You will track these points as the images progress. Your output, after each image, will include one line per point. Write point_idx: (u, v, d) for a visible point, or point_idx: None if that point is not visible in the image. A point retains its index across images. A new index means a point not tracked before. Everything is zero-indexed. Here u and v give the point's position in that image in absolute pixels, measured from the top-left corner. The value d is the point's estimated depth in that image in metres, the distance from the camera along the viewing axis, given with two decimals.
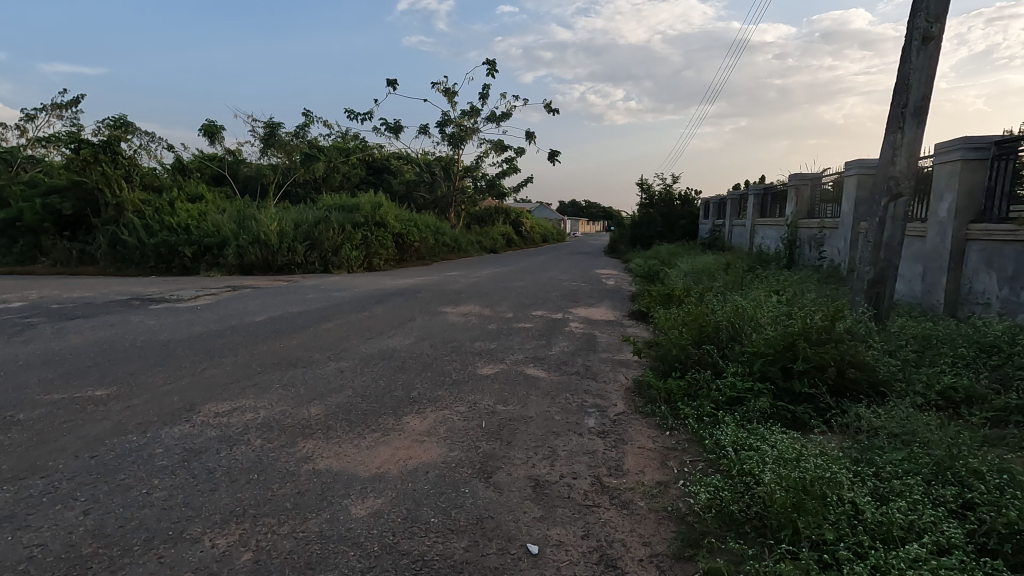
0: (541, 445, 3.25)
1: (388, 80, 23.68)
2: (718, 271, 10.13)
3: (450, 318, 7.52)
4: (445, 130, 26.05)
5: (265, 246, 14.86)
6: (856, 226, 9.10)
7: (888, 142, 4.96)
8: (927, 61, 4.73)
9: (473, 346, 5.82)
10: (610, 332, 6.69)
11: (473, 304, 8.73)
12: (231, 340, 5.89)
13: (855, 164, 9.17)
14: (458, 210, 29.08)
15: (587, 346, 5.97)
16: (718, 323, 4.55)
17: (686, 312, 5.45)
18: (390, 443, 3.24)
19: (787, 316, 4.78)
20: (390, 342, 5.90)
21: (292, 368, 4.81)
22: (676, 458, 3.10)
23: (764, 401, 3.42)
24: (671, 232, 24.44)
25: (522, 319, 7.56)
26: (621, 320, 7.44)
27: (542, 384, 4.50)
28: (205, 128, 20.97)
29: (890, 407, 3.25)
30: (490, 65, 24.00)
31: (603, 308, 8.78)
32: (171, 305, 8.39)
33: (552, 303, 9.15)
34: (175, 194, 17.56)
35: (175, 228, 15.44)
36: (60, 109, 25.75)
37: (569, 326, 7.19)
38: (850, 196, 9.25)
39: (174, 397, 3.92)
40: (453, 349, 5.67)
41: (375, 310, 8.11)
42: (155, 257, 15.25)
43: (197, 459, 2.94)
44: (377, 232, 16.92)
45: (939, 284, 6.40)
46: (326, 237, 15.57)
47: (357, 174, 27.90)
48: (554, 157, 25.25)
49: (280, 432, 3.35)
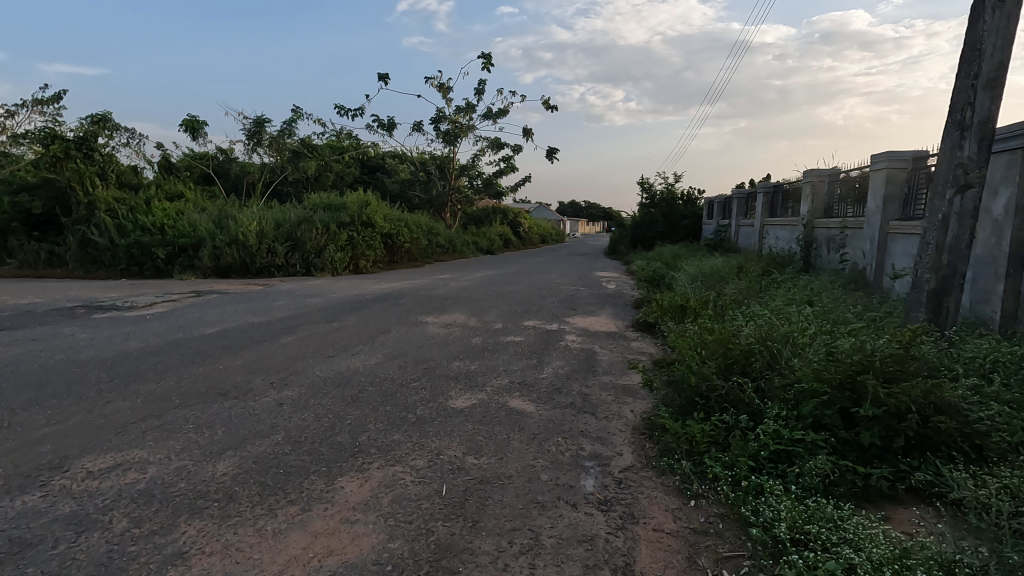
0: (518, 529, 2.33)
1: (381, 75, 22.84)
2: (729, 275, 9.21)
3: (429, 330, 6.62)
4: (440, 127, 25.16)
5: (243, 247, 13.96)
6: (885, 225, 8.18)
7: (954, 121, 4.05)
8: (1005, 21, 3.81)
9: (450, 367, 4.90)
10: (612, 350, 5.76)
11: (458, 313, 7.84)
12: (165, 360, 4.98)
13: (884, 156, 8.27)
14: (454, 210, 28.15)
15: (585, 367, 5.03)
16: (747, 344, 3.65)
17: (705, 328, 4.55)
18: (307, 525, 2.31)
19: (832, 338, 3.86)
20: (352, 363, 4.98)
21: (220, 400, 3.89)
22: (710, 553, 2.20)
23: (824, 462, 2.52)
24: (673, 233, 23.56)
25: (511, 331, 6.64)
26: (625, 334, 6.52)
27: (527, 423, 3.58)
28: (188, 123, 20.10)
29: (1005, 477, 2.36)
30: (486, 58, 23.15)
31: (603, 316, 7.88)
32: (118, 314, 7.46)
33: (547, 311, 8.22)
34: (153, 193, 16.69)
35: (149, 228, 14.56)
36: (41, 105, 24.77)
37: (565, 340, 6.26)
38: (878, 193, 8.35)
39: (44, 448, 3.00)
40: (426, 371, 4.75)
41: (348, 320, 7.21)
42: (126, 259, 14.34)
43: (13, 564, 2.02)
44: (364, 233, 15.99)
45: (995, 292, 5.46)
46: (309, 238, 14.67)
47: (350, 172, 26.98)
48: (552, 155, 24.36)
49: (158, 508, 2.42)
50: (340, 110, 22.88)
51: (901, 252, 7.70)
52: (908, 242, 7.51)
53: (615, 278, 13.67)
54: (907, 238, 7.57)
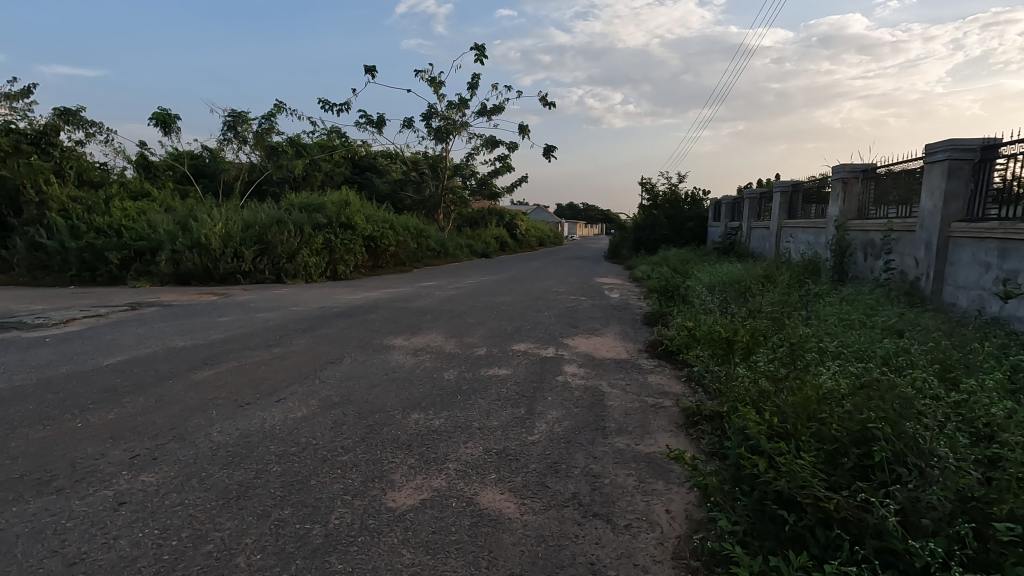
0: None
1: (367, 68, 21.53)
2: (753, 286, 7.88)
3: (391, 359, 5.24)
4: (431, 124, 23.80)
5: (205, 251, 12.63)
6: (947, 227, 6.84)
7: None
8: None
9: (402, 426, 3.49)
10: (625, 391, 4.35)
11: (433, 333, 6.47)
12: (10, 413, 3.59)
13: (945, 145, 6.93)
14: (448, 212, 26.74)
15: (591, 423, 3.63)
16: (859, 415, 2.31)
17: (767, 377, 3.20)
18: None
19: (979, 410, 2.53)
20: (264, 419, 3.57)
21: (27, 498, 2.49)
22: None
23: None
24: (678, 236, 22.26)
25: (494, 361, 5.24)
26: (638, 365, 5.14)
27: (504, 547, 2.21)
28: (159, 117, 18.66)
29: None
30: (479, 50, 21.84)
31: (608, 336, 6.53)
32: (15, 336, 6.07)
33: (541, 330, 6.81)
34: (114, 192, 15.33)
35: (104, 229, 13.19)
36: (12, 100, 23.32)
37: (563, 374, 4.86)
38: (935, 189, 7.01)
39: None
40: (365, 434, 3.34)
41: (295, 345, 5.81)
42: (78, 264, 12.98)
43: None
44: (343, 234, 14.60)
45: None
46: (280, 241, 13.27)
47: (340, 172, 25.58)
48: (550, 153, 22.99)
49: None
50: (324, 106, 21.60)
51: (969, 261, 6.40)
52: (982, 249, 6.18)
53: (618, 286, 12.32)
54: (978, 243, 6.26)
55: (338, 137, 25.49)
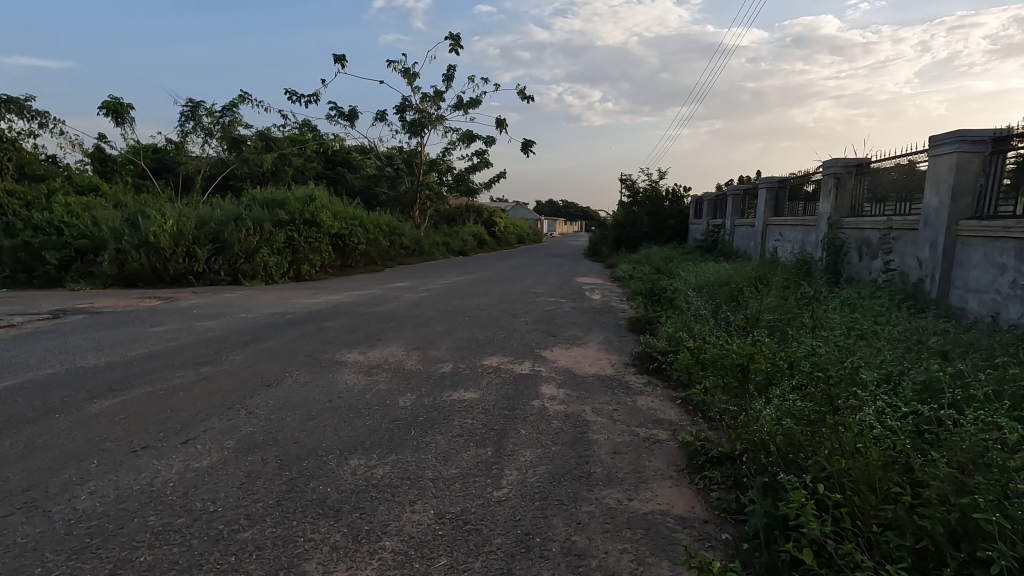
0: None
1: (336, 57, 20.52)
2: (745, 289, 7.29)
3: (339, 381, 4.46)
4: (405, 117, 22.88)
5: (153, 251, 11.64)
6: (955, 224, 6.30)
7: None
8: None
9: (335, 478, 2.75)
10: (612, 419, 3.66)
11: (393, 346, 5.70)
12: None
13: (953, 135, 6.35)
14: (424, 209, 25.83)
15: (574, 468, 2.94)
16: (948, 492, 1.65)
17: (794, 417, 2.56)
18: None
19: None
20: (157, 472, 2.79)
21: None
22: None
23: None
24: (659, 233, 21.70)
25: (460, 382, 4.51)
26: (626, 383, 4.45)
27: None
28: (110, 106, 17.45)
29: None
30: (454, 40, 20.96)
31: (590, 346, 5.85)
32: None
33: (516, 340, 6.10)
34: (57, 185, 14.18)
35: (42, 226, 12.09)
36: None
37: (540, 397, 4.14)
38: (942, 184, 6.47)
39: None
40: (284, 493, 2.59)
41: (229, 362, 4.98)
42: (12, 265, 11.87)
43: None
44: (307, 232, 13.69)
45: None
46: (236, 239, 12.33)
47: (311, 167, 24.52)
48: (529, 148, 22.23)
49: None
50: (292, 97, 20.55)
51: (981, 262, 5.87)
52: (997, 249, 5.65)
53: (599, 286, 11.69)
54: (992, 242, 5.73)
55: (309, 131, 24.43)
